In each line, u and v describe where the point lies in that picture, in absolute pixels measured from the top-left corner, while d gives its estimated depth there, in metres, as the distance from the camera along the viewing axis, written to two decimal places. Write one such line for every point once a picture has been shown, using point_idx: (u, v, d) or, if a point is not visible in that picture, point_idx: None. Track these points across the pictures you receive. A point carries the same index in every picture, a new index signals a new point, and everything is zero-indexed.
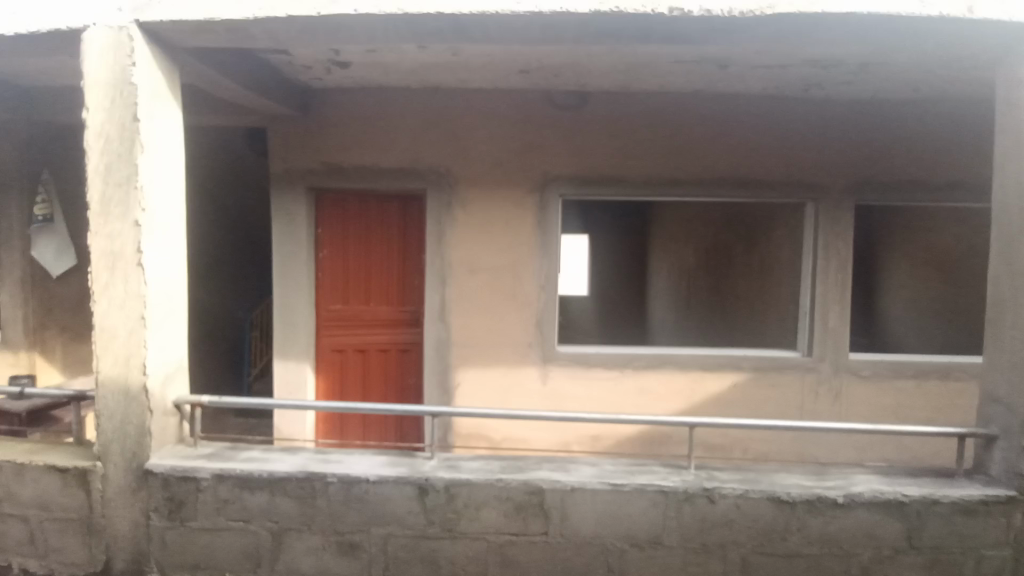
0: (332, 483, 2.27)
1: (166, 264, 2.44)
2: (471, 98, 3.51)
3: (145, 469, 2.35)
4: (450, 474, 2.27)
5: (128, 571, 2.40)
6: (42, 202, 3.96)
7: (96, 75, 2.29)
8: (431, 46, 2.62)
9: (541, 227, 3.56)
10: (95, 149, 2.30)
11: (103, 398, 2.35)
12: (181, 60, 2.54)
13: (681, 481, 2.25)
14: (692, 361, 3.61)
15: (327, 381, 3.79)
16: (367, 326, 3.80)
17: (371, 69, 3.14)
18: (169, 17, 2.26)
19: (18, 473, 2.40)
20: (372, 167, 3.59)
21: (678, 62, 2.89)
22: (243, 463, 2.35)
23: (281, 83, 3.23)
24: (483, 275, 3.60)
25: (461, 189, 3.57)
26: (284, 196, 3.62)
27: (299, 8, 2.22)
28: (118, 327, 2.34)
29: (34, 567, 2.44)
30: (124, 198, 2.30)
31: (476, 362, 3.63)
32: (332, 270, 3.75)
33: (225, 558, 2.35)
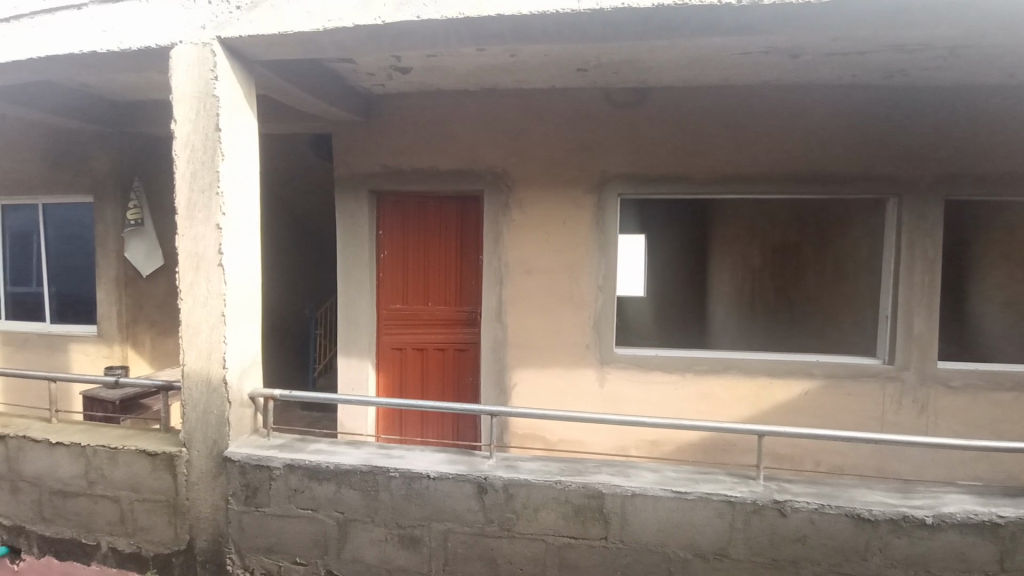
0: (395, 477, 2.33)
1: (243, 264, 2.59)
2: (529, 99, 3.52)
3: (224, 456, 2.50)
4: (508, 473, 2.28)
5: (208, 551, 2.57)
6: (134, 208, 4.28)
7: (183, 89, 2.47)
8: (490, 48, 2.65)
9: (599, 226, 3.52)
10: (182, 158, 2.49)
11: (189, 388, 2.54)
12: (256, 72, 2.69)
13: (749, 492, 2.15)
14: (759, 366, 3.44)
15: (388, 378, 3.92)
16: (425, 325, 3.88)
17: (431, 74, 3.21)
18: (247, 32, 2.39)
19: (112, 457, 2.62)
20: (431, 170, 3.67)
21: (745, 53, 2.77)
22: (311, 455, 2.46)
23: (345, 90, 3.36)
24: (540, 276, 3.60)
25: (518, 190, 3.58)
26: (348, 199, 3.76)
27: (364, 16, 2.29)
28: (201, 323, 2.51)
29: (124, 544, 2.66)
30: (207, 203, 2.47)
31: (532, 363, 3.63)
32: (392, 270, 3.87)
33: (295, 544, 2.47)
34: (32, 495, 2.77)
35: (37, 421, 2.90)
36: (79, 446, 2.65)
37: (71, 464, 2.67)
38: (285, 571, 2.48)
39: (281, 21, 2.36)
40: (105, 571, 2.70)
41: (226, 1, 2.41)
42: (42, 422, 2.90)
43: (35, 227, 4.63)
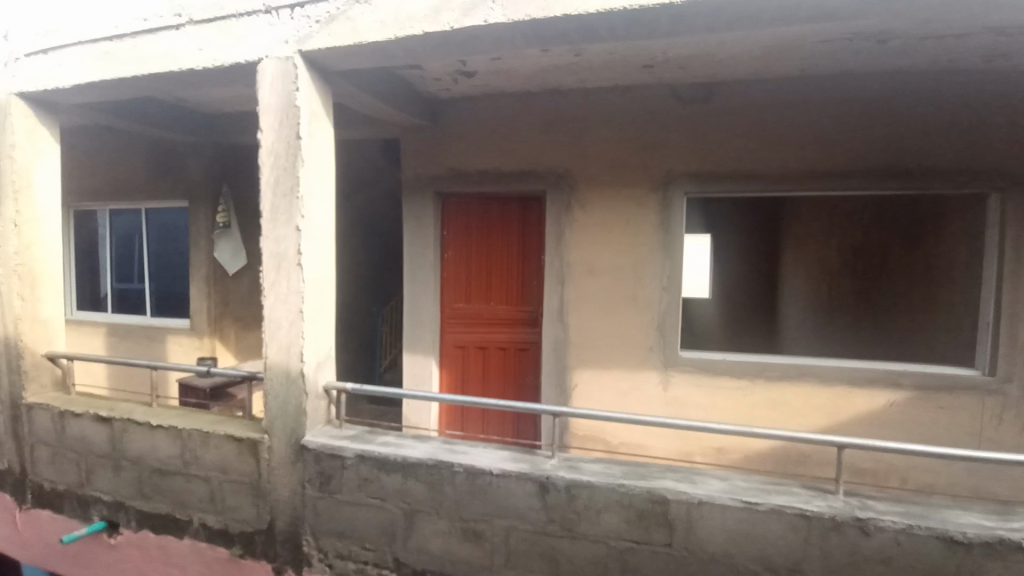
0: (459, 472, 2.39)
1: (320, 264, 2.75)
2: (593, 98, 3.49)
3: (302, 444, 2.67)
4: (571, 474, 2.28)
5: (286, 532, 2.74)
6: (223, 211, 4.67)
7: (267, 100, 2.65)
8: (554, 49, 2.66)
9: (663, 227, 3.44)
10: (266, 164, 2.67)
11: (270, 380, 2.71)
12: (332, 81, 2.84)
13: (827, 506, 2.03)
14: (838, 374, 3.24)
15: (451, 375, 4.02)
16: (487, 324, 3.95)
17: (495, 76, 3.26)
18: (325, 44, 2.54)
19: (204, 440, 2.85)
20: (494, 171, 3.73)
21: (823, 42, 2.62)
22: (381, 446, 2.57)
23: (413, 95, 3.47)
24: (602, 277, 3.57)
25: (581, 190, 3.57)
26: (415, 201, 3.90)
27: (434, 24, 2.37)
28: (282, 318, 2.68)
29: (213, 521, 2.89)
30: (288, 206, 2.64)
31: (594, 364, 3.61)
32: (456, 270, 3.96)
33: (365, 530, 2.59)
34: (134, 472, 3.06)
35: (139, 405, 3.21)
36: (175, 429, 2.91)
37: (168, 445, 2.94)
38: (356, 555, 2.62)
39: (357, 33, 2.48)
40: (196, 545, 2.95)
41: (307, 17, 2.57)
42: (144, 406, 3.20)
43: (138, 230, 5.12)
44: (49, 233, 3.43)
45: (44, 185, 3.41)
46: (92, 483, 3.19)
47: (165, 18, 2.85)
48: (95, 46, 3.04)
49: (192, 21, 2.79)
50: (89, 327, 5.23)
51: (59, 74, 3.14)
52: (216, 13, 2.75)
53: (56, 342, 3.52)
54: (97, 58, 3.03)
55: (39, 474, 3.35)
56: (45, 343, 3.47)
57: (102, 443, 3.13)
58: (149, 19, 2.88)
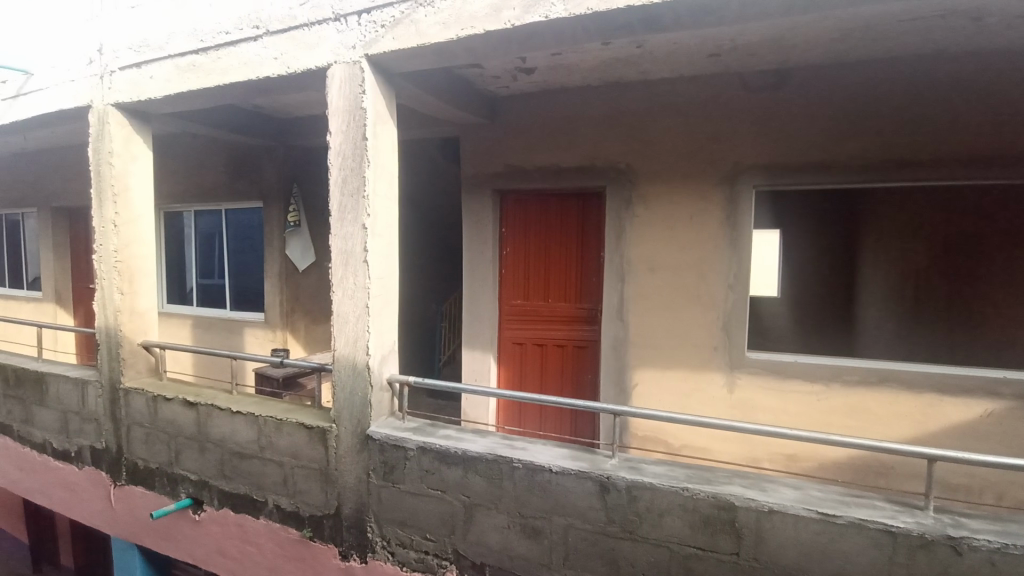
0: (518, 468, 2.41)
1: (384, 261, 2.84)
2: (655, 90, 3.39)
3: (367, 434, 2.77)
4: (631, 474, 2.24)
5: (352, 518, 2.86)
6: (294, 212, 4.94)
7: (336, 103, 2.76)
8: (615, 42, 2.61)
9: (729, 222, 3.30)
10: (335, 165, 2.78)
11: (338, 372, 2.84)
12: (396, 83, 2.92)
13: (913, 523, 1.88)
14: (925, 380, 2.99)
15: (508, 371, 4.05)
16: (545, 321, 3.94)
17: (555, 71, 3.23)
18: (390, 48, 2.61)
19: (278, 427, 3.02)
20: (553, 167, 3.71)
21: (913, 20, 2.41)
22: (441, 440, 2.62)
23: (473, 93, 3.51)
24: (663, 274, 3.47)
25: (642, 186, 3.48)
26: (474, 199, 3.94)
27: (495, 22, 2.38)
28: (349, 313, 2.79)
29: (285, 503, 3.07)
30: (355, 205, 2.74)
31: (655, 363, 3.52)
32: (514, 268, 3.98)
33: (427, 521, 2.66)
34: (216, 454, 3.29)
35: (221, 392, 3.45)
36: (253, 415, 3.10)
37: (245, 430, 3.14)
38: (418, 544, 2.69)
39: (420, 35, 2.54)
40: (271, 524, 3.14)
41: (373, 22, 2.65)
42: (225, 393, 3.43)
43: (219, 229, 5.49)
44: (142, 232, 3.75)
45: (138, 188, 3.72)
46: (180, 462, 3.47)
47: (244, 31, 3.03)
48: (182, 59, 3.27)
49: (268, 31, 2.96)
50: (176, 319, 5.68)
51: (151, 86, 3.41)
52: (290, 23, 2.90)
53: (148, 332, 3.85)
54: (184, 69, 3.27)
55: (134, 453, 3.67)
56: (140, 333, 3.80)
57: (189, 426, 3.39)
58: (230, 32, 3.07)
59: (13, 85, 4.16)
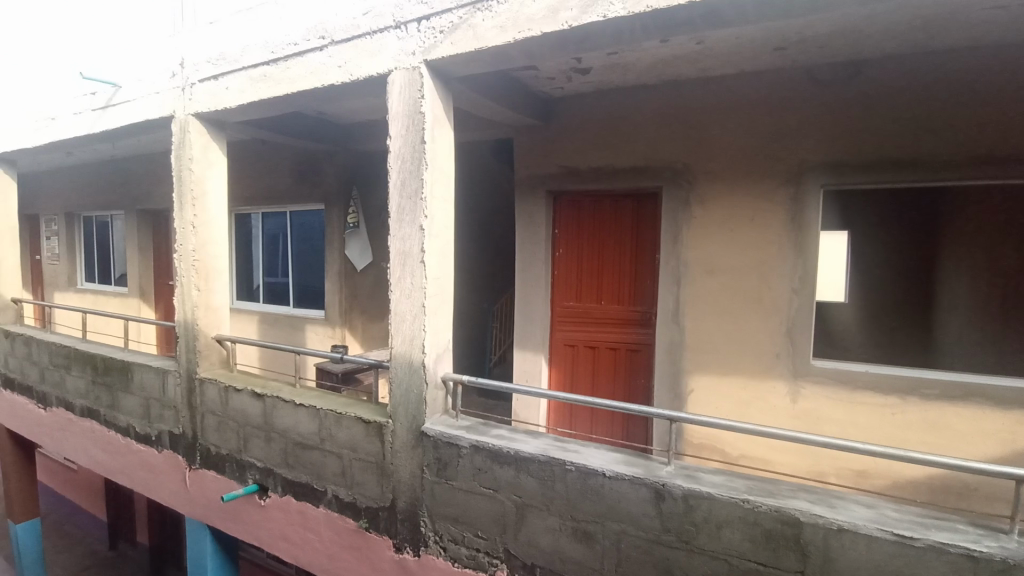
0: (571, 471, 2.39)
1: (440, 261, 2.89)
2: (715, 87, 3.29)
3: (422, 430, 2.83)
4: (688, 483, 2.18)
5: (406, 511, 2.93)
6: (353, 213, 5.15)
7: (396, 108, 2.85)
8: (674, 39, 2.55)
9: (794, 224, 3.15)
10: (395, 168, 2.87)
11: (395, 369, 2.92)
12: (453, 86, 2.98)
13: (997, 547, 1.74)
14: (1016, 395, 2.75)
15: (559, 373, 4.03)
16: (598, 323, 3.90)
17: (611, 71, 3.20)
18: (448, 52, 2.67)
19: (337, 420, 3.15)
20: (608, 168, 3.67)
21: (1006, 4, 2.22)
22: (494, 439, 2.65)
23: (527, 95, 3.52)
24: (722, 277, 3.36)
25: (700, 186, 3.39)
26: (528, 200, 3.96)
27: (552, 23, 2.38)
28: (406, 312, 2.87)
29: (344, 494, 3.19)
30: (413, 207, 2.81)
31: (712, 369, 3.41)
32: (567, 269, 3.96)
33: (479, 519, 2.69)
34: (281, 444, 3.47)
35: (285, 385, 3.62)
36: (315, 408, 3.24)
37: (308, 422, 3.29)
38: (470, 541, 2.73)
39: (478, 39, 2.57)
40: (330, 513, 3.27)
41: (432, 28, 2.72)
42: (289, 386, 3.61)
43: (284, 230, 5.77)
44: (217, 233, 4.01)
45: (214, 191, 3.98)
46: (248, 450, 3.68)
47: (311, 41, 3.18)
48: (255, 70, 3.47)
49: (334, 41, 3.09)
50: (244, 315, 6.02)
51: (226, 96, 3.64)
52: (354, 32, 3.01)
53: (221, 326, 4.10)
54: (257, 79, 3.46)
55: (207, 439, 3.93)
56: (214, 327, 4.06)
57: (256, 416, 3.59)
58: (298, 42, 3.23)
59: (104, 97, 4.54)
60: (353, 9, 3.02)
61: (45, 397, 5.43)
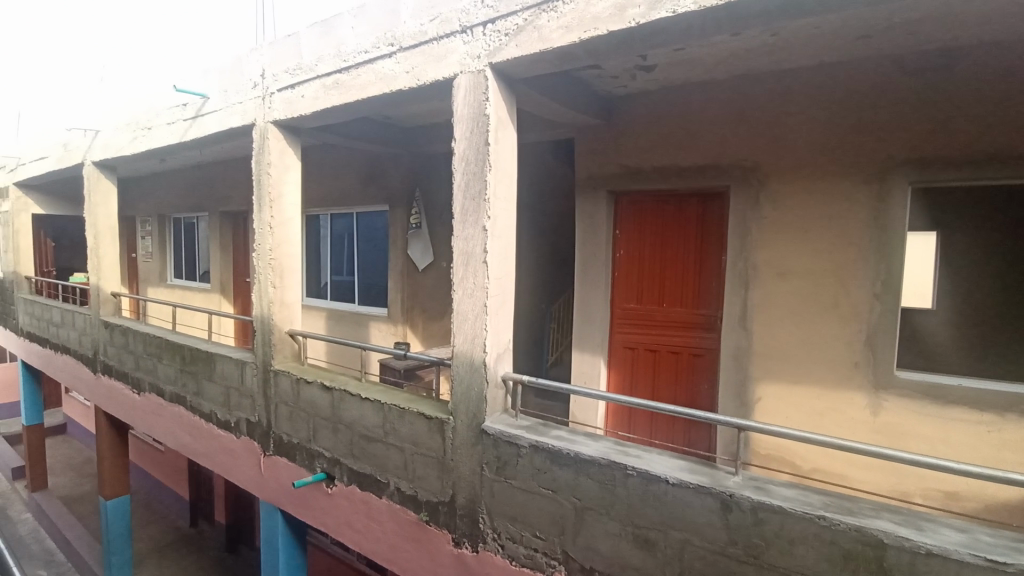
0: (632, 476, 2.36)
1: (502, 261, 2.93)
2: (790, 81, 3.13)
3: (482, 427, 2.87)
4: (758, 495, 2.09)
5: (465, 507, 2.99)
6: (416, 214, 5.29)
7: (461, 111, 2.91)
8: (746, 32, 2.45)
9: (877, 224, 2.95)
10: (459, 170, 2.92)
11: (457, 367, 2.98)
12: (517, 88, 3.00)
13: None
14: None
15: (618, 376, 3.98)
16: (659, 326, 3.81)
17: (677, 67, 3.12)
18: (513, 54, 2.69)
19: (401, 414, 3.25)
20: (672, 167, 3.58)
21: None
22: (554, 440, 2.65)
23: (590, 94, 3.50)
24: (795, 281, 3.19)
25: (772, 184, 3.24)
26: (588, 200, 3.92)
27: (619, 21, 2.35)
28: (468, 311, 2.92)
29: (405, 487, 3.29)
30: (477, 208, 2.85)
31: (782, 377, 3.25)
32: (627, 270, 3.90)
33: (537, 519, 2.70)
34: (347, 435, 3.62)
35: (352, 379, 3.78)
36: (379, 402, 3.37)
37: (373, 415, 3.42)
38: (527, 541, 2.75)
39: (543, 40, 2.58)
40: (392, 505, 3.38)
41: (497, 31, 2.75)
42: (355, 380, 3.77)
43: (350, 230, 6.03)
44: (291, 233, 4.24)
45: (289, 194, 4.22)
46: (317, 439, 3.87)
47: (381, 49, 3.31)
48: (329, 78, 3.65)
49: (402, 48, 3.20)
50: (314, 311, 6.35)
51: (302, 104, 3.85)
52: (421, 38, 3.10)
53: (294, 321, 4.33)
54: (330, 87, 3.64)
55: (280, 427, 4.17)
56: (287, 322, 4.30)
57: (325, 408, 3.77)
58: (369, 50, 3.37)
59: (194, 108, 4.91)
60: (421, 16, 3.11)
61: (139, 382, 5.95)
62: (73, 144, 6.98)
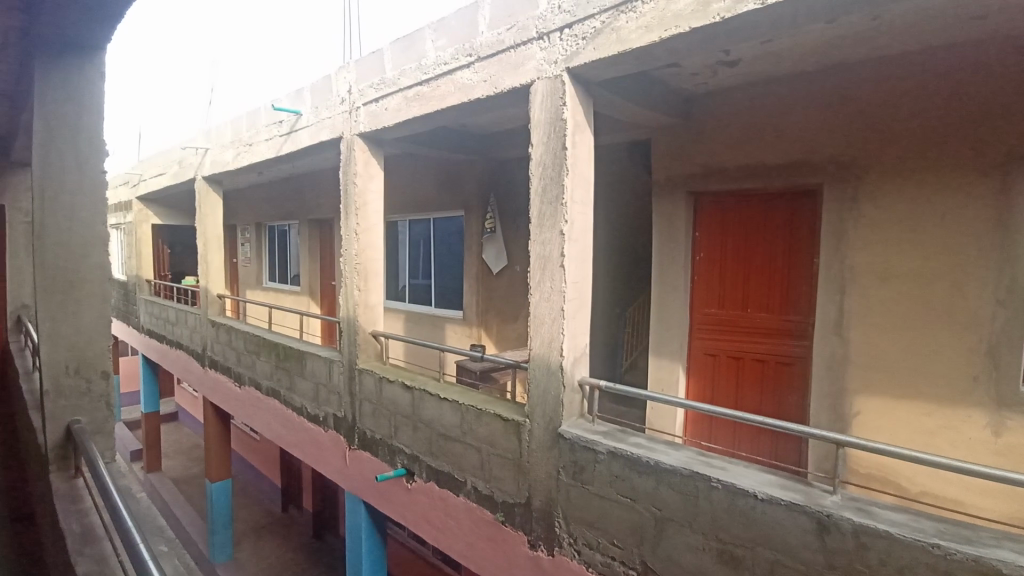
0: (716, 488, 2.26)
1: (579, 265, 2.92)
2: (894, 68, 2.88)
3: (559, 431, 2.87)
4: (860, 517, 1.94)
5: (541, 510, 3.00)
6: (491, 218, 5.40)
7: (539, 116, 2.93)
8: (843, 18, 2.29)
9: (1001, 222, 2.63)
10: (536, 175, 2.95)
11: (533, 370, 3.00)
12: (593, 91, 2.99)
13: None
14: None
15: (699, 383, 3.83)
16: (743, 332, 3.63)
17: (763, 61, 2.97)
18: (591, 58, 2.68)
19: (478, 415, 3.33)
20: (758, 165, 3.40)
21: None
22: (632, 446, 2.60)
23: (668, 93, 3.41)
24: (899, 285, 2.93)
25: (872, 180, 3.00)
26: (666, 202, 3.81)
27: (703, 17, 2.28)
28: (545, 314, 2.94)
29: (482, 486, 3.36)
30: (554, 212, 2.87)
31: (885, 389, 2.99)
32: (708, 273, 3.75)
33: (615, 527, 2.66)
34: (426, 432, 3.76)
35: (431, 379, 3.91)
36: (457, 402, 3.47)
37: (450, 415, 3.53)
38: (605, 548, 2.71)
39: (621, 42, 2.56)
40: (470, 504, 3.46)
41: (574, 35, 2.76)
42: (433, 380, 3.89)
43: (427, 235, 6.25)
44: (375, 238, 4.47)
45: (373, 202, 4.45)
46: (398, 436, 4.04)
47: (459, 60, 3.42)
48: (411, 91, 3.82)
49: (480, 58, 3.28)
50: (393, 313, 6.64)
51: (385, 116, 4.05)
52: (499, 47, 3.17)
53: (376, 323, 4.55)
54: (412, 99, 3.80)
55: (364, 422, 4.40)
56: (370, 323, 4.53)
57: (406, 406, 3.93)
58: (448, 62, 3.49)
59: (288, 124, 5.31)
60: (499, 25, 3.17)
61: (240, 377, 6.50)
62: (186, 161, 7.78)
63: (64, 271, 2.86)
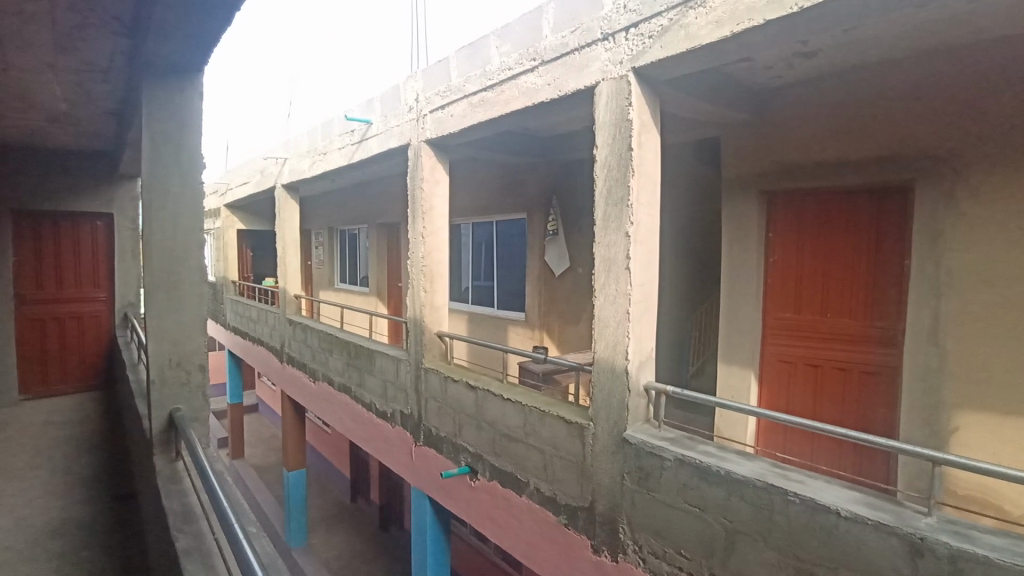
0: (793, 503, 2.15)
1: (645, 267, 2.86)
2: (998, 50, 2.61)
3: (624, 436, 2.83)
4: (958, 542, 1.79)
5: (605, 515, 2.97)
6: (554, 220, 5.41)
7: (603, 117, 2.91)
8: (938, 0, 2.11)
9: None
10: (601, 177, 2.93)
11: (598, 373, 2.98)
12: (659, 89, 2.93)
13: None
14: None
15: (772, 391, 3.65)
16: (822, 338, 3.42)
17: (844, 50, 2.79)
18: (657, 56, 2.63)
19: (541, 416, 3.35)
20: (839, 161, 3.20)
21: None
22: (702, 455, 2.52)
23: (739, 88, 3.28)
24: (1004, 289, 2.66)
25: (972, 175, 2.74)
26: (736, 201, 3.66)
27: (778, 8, 2.17)
28: (610, 318, 2.90)
29: (544, 488, 3.37)
30: (619, 214, 2.84)
31: (988, 404, 2.72)
32: (783, 276, 3.57)
33: (683, 537, 2.58)
34: (490, 432, 3.82)
35: (494, 379, 3.97)
36: (521, 403, 3.50)
37: (514, 415, 3.57)
38: (671, 558, 2.64)
39: (689, 38, 2.49)
40: (532, 505, 3.49)
41: (641, 34, 2.72)
42: (497, 380, 3.95)
43: (490, 237, 6.35)
44: (440, 241, 4.60)
45: (439, 206, 4.58)
46: (462, 434, 4.14)
47: (523, 65, 3.45)
48: (476, 97, 3.90)
49: (544, 61, 3.30)
50: (457, 314, 6.81)
51: (450, 122, 4.17)
52: (563, 50, 3.17)
53: (441, 323, 4.67)
54: (477, 105, 3.89)
55: (429, 420, 4.53)
56: (435, 324, 4.66)
57: (470, 405, 4.01)
58: (512, 67, 3.53)
59: (359, 133, 5.57)
60: (563, 28, 3.18)
61: (314, 373, 6.89)
62: (268, 170, 8.33)
63: (166, 273, 3.16)
